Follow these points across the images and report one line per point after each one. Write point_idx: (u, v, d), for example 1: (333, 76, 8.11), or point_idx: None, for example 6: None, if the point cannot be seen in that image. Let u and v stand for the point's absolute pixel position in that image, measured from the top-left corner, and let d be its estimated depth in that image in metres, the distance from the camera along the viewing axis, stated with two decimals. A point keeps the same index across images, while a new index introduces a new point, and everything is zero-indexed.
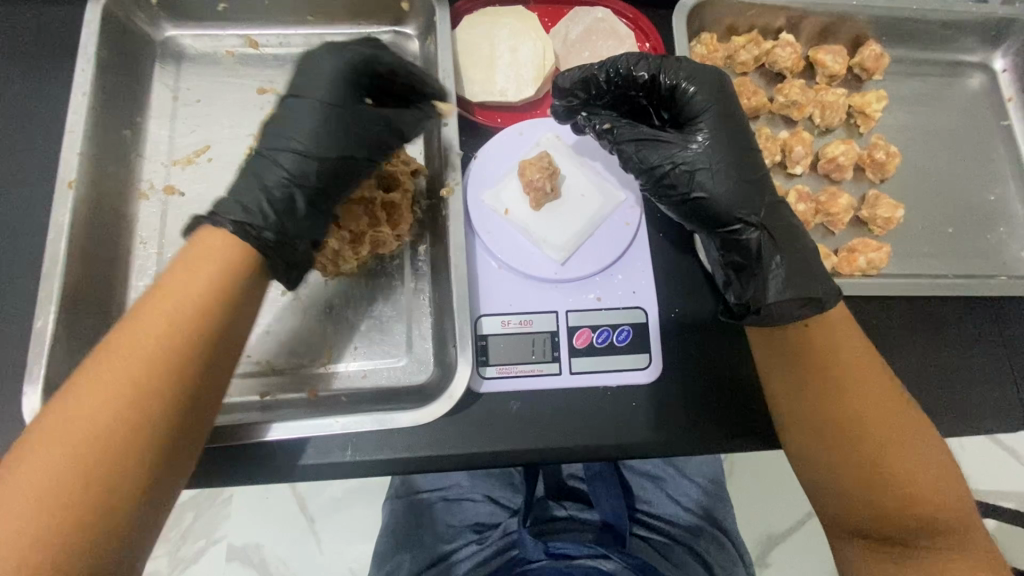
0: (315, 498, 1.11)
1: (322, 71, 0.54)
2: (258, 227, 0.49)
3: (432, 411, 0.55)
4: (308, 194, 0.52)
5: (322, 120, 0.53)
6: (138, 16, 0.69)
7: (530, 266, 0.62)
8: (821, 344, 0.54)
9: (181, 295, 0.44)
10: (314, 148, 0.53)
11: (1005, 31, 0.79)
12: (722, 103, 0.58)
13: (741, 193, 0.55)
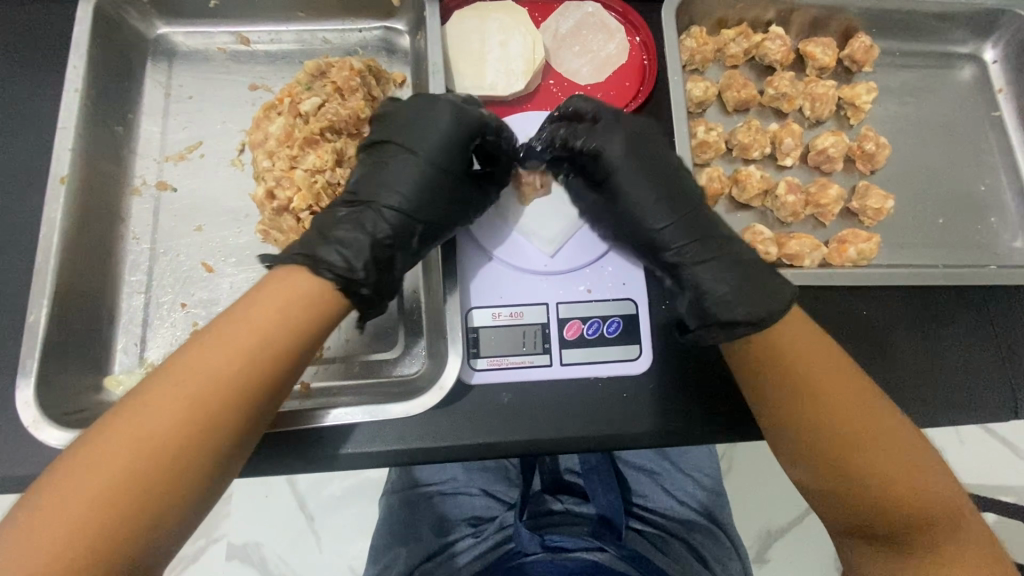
0: (315, 495, 1.11)
1: (439, 122, 0.56)
2: (360, 283, 0.50)
3: (423, 402, 0.56)
4: (406, 247, 0.54)
5: (428, 175, 0.55)
6: (130, 13, 0.69)
7: (519, 259, 0.63)
8: (790, 349, 0.52)
9: (264, 312, 0.46)
10: (418, 202, 0.54)
11: (994, 22, 0.79)
12: (637, 156, 0.57)
13: (664, 237, 0.56)
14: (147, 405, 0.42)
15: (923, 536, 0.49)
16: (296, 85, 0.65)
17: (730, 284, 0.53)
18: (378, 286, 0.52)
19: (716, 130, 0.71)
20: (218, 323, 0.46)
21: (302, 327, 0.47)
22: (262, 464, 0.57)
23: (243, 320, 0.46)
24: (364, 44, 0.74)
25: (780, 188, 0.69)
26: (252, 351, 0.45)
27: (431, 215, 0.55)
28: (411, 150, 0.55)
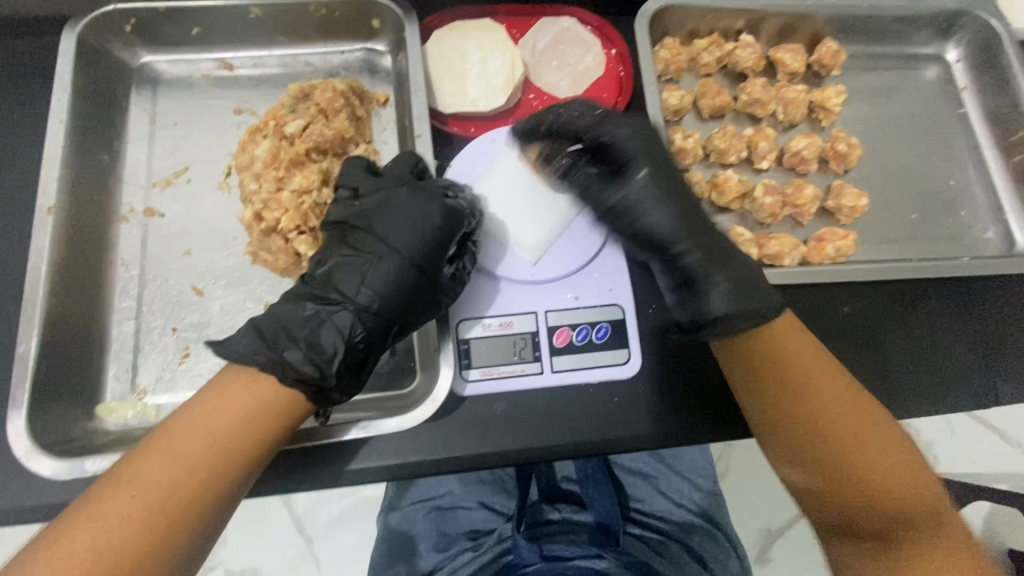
0: (315, 515, 1.10)
1: (429, 228, 0.56)
2: (332, 389, 0.51)
3: (418, 415, 0.56)
4: (379, 353, 0.55)
5: (413, 279, 0.55)
6: (114, 43, 0.70)
7: (505, 269, 0.63)
8: (768, 344, 0.56)
9: (226, 415, 0.47)
10: (398, 310, 0.54)
11: (953, 23, 0.83)
12: (649, 148, 0.65)
13: (678, 222, 0.62)
14: (102, 512, 0.43)
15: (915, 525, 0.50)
16: (281, 108, 0.67)
17: (723, 267, 0.60)
18: (348, 394, 0.53)
19: (693, 137, 0.73)
20: (177, 428, 0.47)
21: (265, 424, 0.48)
22: (259, 485, 0.57)
23: (205, 423, 0.47)
24: (346, 66, 0.75)
25: (757, 191, 0.71)
26: (216, 454, 0.46)
27: (409, 323, 0.56)
28: (394, 252, 0.55)
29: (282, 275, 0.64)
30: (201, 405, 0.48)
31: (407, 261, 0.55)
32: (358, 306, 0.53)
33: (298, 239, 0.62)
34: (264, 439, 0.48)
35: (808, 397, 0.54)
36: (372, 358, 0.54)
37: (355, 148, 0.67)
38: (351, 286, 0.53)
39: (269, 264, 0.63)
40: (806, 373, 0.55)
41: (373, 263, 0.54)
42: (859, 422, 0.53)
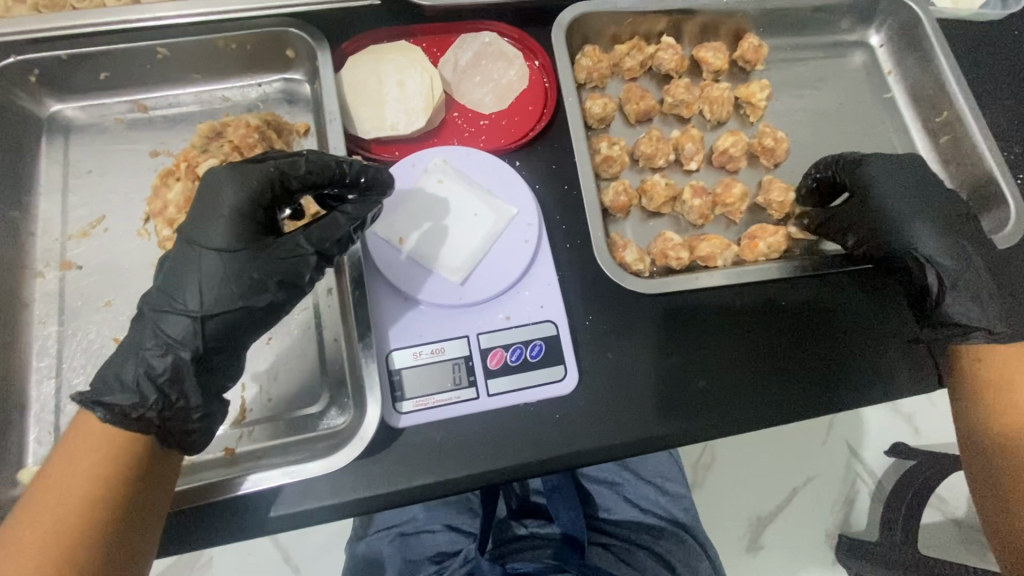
0: (300, 545, 1.09)
1: (222, 208, 0.52)
2: (140, 407, 0.47)
3: (344, 456, 0.56)
4: (194, 352, 0.49)
5: (218, 268, 0.51)
6: (20, 94, 0.68)
7: (433, 295, 0.62)
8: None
9: (86, 456, 0.46)
10: (207, 303, 0.50)
11: (874, 9, 0.83)
12: (887, 175, 0.68)
13: (935, 238, 0.64)
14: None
15: None
16: (192, 148, 0.66)
17: (948, 262, 0.63)
18: (172, 405, 0.49)
19: (619, 145, 0.72)
20: (39, 485, 0.46)
21: (121, 466, 0.47)
22: (199, 537, 0.56)
23: (67, 469, 0.46)
24: (264, 98, 0.74)
25: (685, 194, 0.71)
26: (86, 494, 0.45)
27: (226, 313, 0.50)
28: (197, 246, 0.51)
29: None
30: (56, 459, 0.47)
31: (207, 248, 0.51)
32: (165, 309, 0.50)
33: None
34: (126, 479, 0.47)
35: None
36: (188, 358, 0.49)
37: None
38: (156, 291, 0.51)
39: None
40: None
41: (173, 260, 0.51)
42: None
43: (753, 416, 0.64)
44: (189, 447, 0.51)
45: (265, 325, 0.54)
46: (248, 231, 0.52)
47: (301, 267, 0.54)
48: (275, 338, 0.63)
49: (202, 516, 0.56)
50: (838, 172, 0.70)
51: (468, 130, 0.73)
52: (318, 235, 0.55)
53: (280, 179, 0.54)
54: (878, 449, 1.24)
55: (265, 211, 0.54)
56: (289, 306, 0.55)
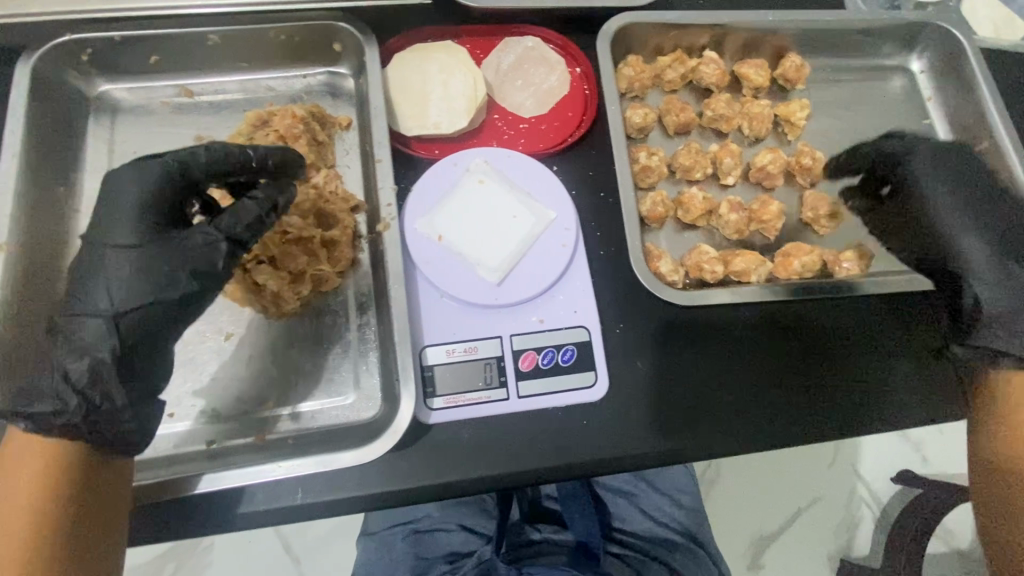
0: (302, 536, 1.09)
1: (127, 209, 0.54)
2: (62, 412, 0.48)
3: (374, 450, 0.56)
4: (111, 350, 0.50)
5: (127, 265, 0.52)
6: (71, 73, 0.69)
7: (470, 294, 0.63)
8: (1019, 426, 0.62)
9: (28, 464, 0.49)
10: (117, 302, 0.51)
11: (918, 34, 0.83)
12: (959, 164, 0.74)
13: (974, 236, 0.70)
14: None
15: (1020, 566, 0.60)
16: (240, 135, 0.68)
17: (993, 271, 0.68)
18: (95, 406, 0.49)
19: (657, 155, 0.73)
20: None
21: (59, 468, 0.49)
22: (228, 521, 0.56)
23: (14, 480, 0.48)
24: (309, 89, 0.75)
25: (722, 208, 0.71)
26: (34, 498, 0.48)
27: (138, 308, 0.51)
28: (105, 247, 0.53)
29: (268, 317, 0.63)
30: (3, 468, 0.49)
31: (113, 249, 0.53)
32: (77, 315, 0.51)
33: (302, 280, 0.63)
34: (64, 479, 0.49)
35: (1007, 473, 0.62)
36: (101, 356, 0.49)
37: (316, 173, 0.67)
38: (70, 301, 0.52)
39: (260, 308, 0.63)
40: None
41: (85, 264, 0.53)
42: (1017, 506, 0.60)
43: (783, 434, 0.64)
44: (124, 447, 0.51)
45: (187, 315, 0.54)
46: (154, 229, 0.54)
47: (215, 255, 0.53)
48: (308, 327, 0.64)
49: (233, 499, 0.56)
50: (886, 168, 0.75)
51: (508, 132, 0.73)
52: (227, 223, 0.54)
53: (178, 172, 0.55)
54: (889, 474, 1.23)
55: (167, 208, 0.55)
56: (210, 295, 0.55)
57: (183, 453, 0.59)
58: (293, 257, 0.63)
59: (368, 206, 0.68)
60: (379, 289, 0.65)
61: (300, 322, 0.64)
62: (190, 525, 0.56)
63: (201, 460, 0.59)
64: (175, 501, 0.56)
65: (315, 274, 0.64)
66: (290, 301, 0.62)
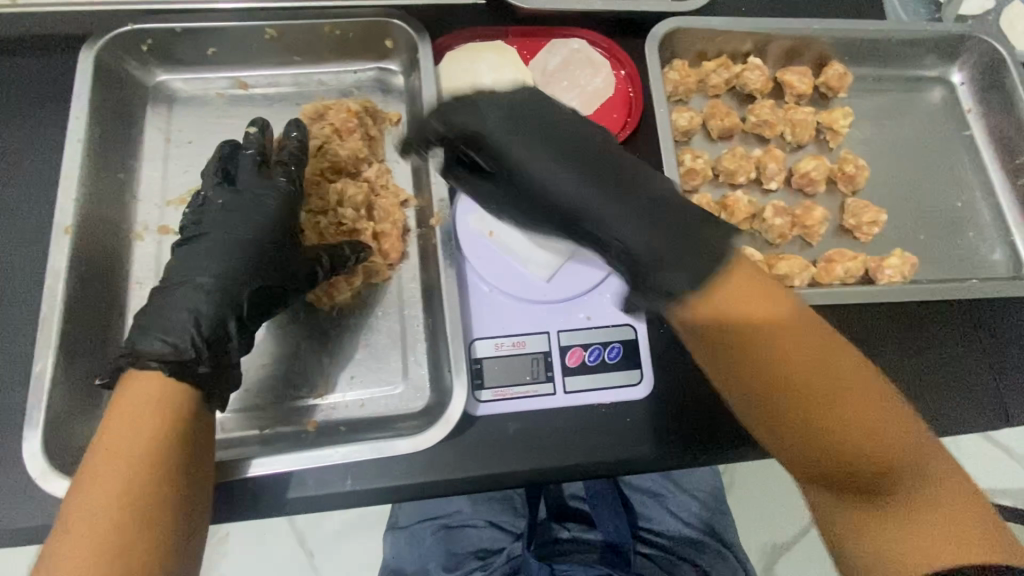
0: (316, 531, 1.08)
1: (242, 196, 0.59)
2: (193, 363, 0.50)
3: (430, 437, 0.56)
4: (238, 320, 0.55)
5: (258, 245, 0.58)
6: (131, 62, 0.70)
7: (519, 289, 0.64)
8: (783, 354, 0.40)
9: (144, 415, 0.46)
10: (247, 276, 0.56)
11: (960, 47, 0.83)
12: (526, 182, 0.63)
13: None
14: (64, 552, 0.41)
15: (896, 484, 0.42)
16: None
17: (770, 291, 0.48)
18: (220, 361, 0.53)
19: (702, 158, 0.74)
20: (101, 445, 0.45)
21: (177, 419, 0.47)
22: (279, 505, 0.57)
23: (130, 428, 0.45)
24: (359, 85, 0.76)
25: (766, 212, 0.72)
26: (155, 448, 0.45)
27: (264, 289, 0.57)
28: (241, 224, 0.58)
29: (319, 305, 0.64)
30: (112, 419, 0.46)
31: (250, 225, 0.58)
32: (207, 276, 0.55)
33: (355, 272, 0.64)
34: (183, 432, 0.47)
35: (788, 381, 0.40)
36: (229, 318, 0.54)
37: (368, 167, 0.68)
38: (182, 269, 0.56)
39: (312, 296, 0.64)
40: (828, 349, 0.41)
41: (217, 233, 0.57)
42: (835, 366, 0.40)
43: None
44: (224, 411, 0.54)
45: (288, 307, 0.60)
46: (265, 214, 0.59)
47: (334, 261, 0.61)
48: (357, 317, 0.65)
49: (285, 484, 0.57)
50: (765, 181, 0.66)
51: None
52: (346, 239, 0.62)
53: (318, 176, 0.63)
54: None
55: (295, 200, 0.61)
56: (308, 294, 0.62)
57: (235, 438, 0.60)
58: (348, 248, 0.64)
59: (419, 201, 0.69)
60: (428, 282, 0.66)
61: (351, 313, 0.65)
62: (242, 508, 0.57)
63: (254, 444, 0.60)
64: (230, 484, 0.57)
65: (367, 267, 0.65)
66: (342, 290, 0.64)
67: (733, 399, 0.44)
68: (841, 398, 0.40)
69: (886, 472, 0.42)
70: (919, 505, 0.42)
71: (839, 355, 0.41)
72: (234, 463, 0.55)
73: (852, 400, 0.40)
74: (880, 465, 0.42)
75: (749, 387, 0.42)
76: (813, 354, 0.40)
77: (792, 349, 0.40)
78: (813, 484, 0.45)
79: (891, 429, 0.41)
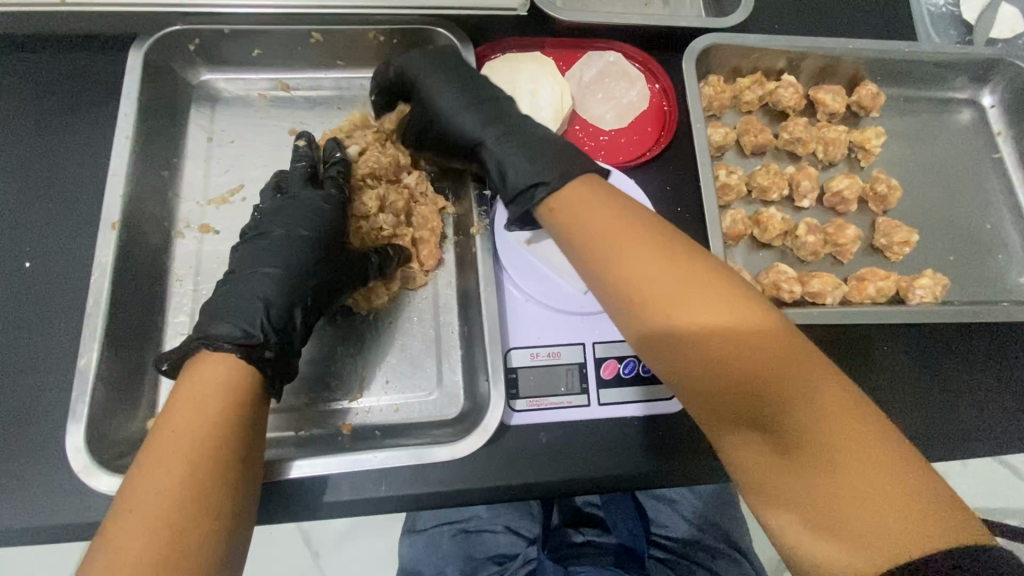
0: (323, 529, 1.07)
1: (306, 195, 0.61)
2: (262, 346, 0.51)
3: (467, 445, 0.56)
4: (304, 307, 0.56)
5: (311, 241, 0.59)
6: (177, 61, 0.71)
7: (556, 299, 0.64)
8: (692, 336, 0.43)
9: (215, 388, 0.47)
10: (306, 269, 0.57)
11: (993, 70, 0.83)
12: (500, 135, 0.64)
13: None
14: (133, 508, 0.41)
15: (809, 458, 0.40)
16: (339, 131, 0.70)
17: None
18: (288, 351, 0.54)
19: (736, 174, 0.75)
20: (178, 407, 0.46)
21: (247, 398, 0.48)
22: (314, 508, 0.57)
23: (204, 395, 0.46)
24: None
25: (800, 229, 0.72)
26: (226, 419, 0.46)
27: (324, 277, 0.58)
28: (298, 223, 0.59)
29: (357, 309, 0.65)
30: (192, 384, 0.47)
31: (303, 223, 0.59)
32: (270, 270, 0.56)
33: (393, 277, 0.65)
34: (250, 410, 0.48)
35: (694, 350, 0.43)
36: (298, 310, 0.56)
37: (409, 173, 0.69)
38: (249, 263, 0.57)
39: (351, 300, 0.64)
40: (739, 329, 0.43)
41: (274, 233, 0.59)
42: (742, 335, 0.42)
43: None
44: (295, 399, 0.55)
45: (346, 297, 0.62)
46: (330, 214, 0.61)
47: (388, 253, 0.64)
48: (393, 322, 0.66)
49: (321, 485, 0.58)
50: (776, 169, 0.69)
51: (589, 144, 0.75)
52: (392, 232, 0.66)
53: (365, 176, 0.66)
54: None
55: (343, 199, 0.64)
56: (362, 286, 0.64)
57: (269, 438, 0.61)
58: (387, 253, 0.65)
59: (456, 208, 0.70)
60: (464, 289, 0.67)
61: (387, 317, 0.66)
62: (277, 509, 0.57)
63: (289, 445, 0.60)
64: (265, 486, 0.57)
65: (406, 273, 0.66)
66: (380, 294, 0.64)
67: (653, 364, 0.47)
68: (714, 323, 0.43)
69: (792, 440, 0.41)
70: (830, 441, 0.40)
71: (754, 334, 0.42)
72: (270, 464, 0.55)
73: (753, 356, 0.42)
74: (758, 393, 0.42)
75: (677, 375, 0.45)
76: (726, 331, 0.43)
77: (658, 284, 0.44)
78: (735, 430, 0.44)
79: (796, 397, 0.41)
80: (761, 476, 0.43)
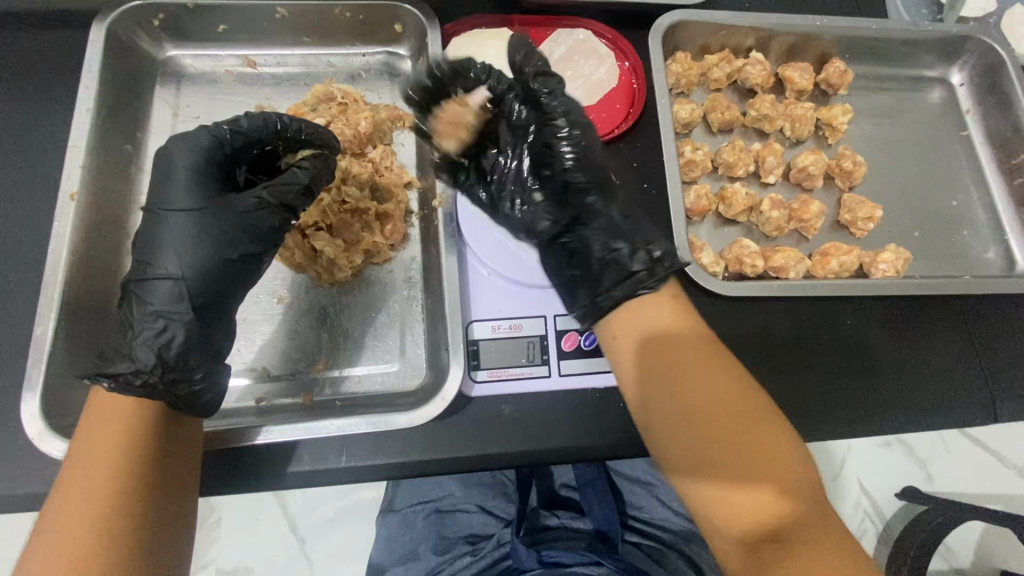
0: (307, 517, 1.02)
1: (177, 172, 0.54)
2: (141, 373, 0.48)
3: (428, 412, 0.58)
4: (186, 314, 0.51)
5: (185, 226, 0.53)
6: (142, 36, 0.70)
7: (517, 272, 0.65)
8: (741, 415, 0.52)
9: (119, 412, 0.49)
10: (185, 264, 0.52)
11: (961, 49, 0.84)
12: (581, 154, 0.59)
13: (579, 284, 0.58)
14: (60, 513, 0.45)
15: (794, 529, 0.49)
16: (303, 105, 0.71)
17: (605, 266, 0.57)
18: (171, 368, 0.49)
19: (702, 150, 0.75)
20: (92, 427, 0.48)
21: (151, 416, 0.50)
22: (272, 477, 0.58)
23: (110, 416, 0.48)
24: (366, 68, 0.77)
25: (764, 205, 0.73)
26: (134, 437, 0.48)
27: (204, 270, 0.52)
28: (170, 211, 0.53)
29: (319, 284, 0.66)
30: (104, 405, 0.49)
31: (172, 212, 0.53)
32: (147, 278, 0.51)
33: (356, 249, 0.65)
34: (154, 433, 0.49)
35: (736, 425, 0.52)
36: (184, 320, 0.51)
37: (372, 148, 0.70)
38: (137, 261, 0.53)
39: (313, 274, 0.65)
40: (769, 426, 0.53)
41: (147, 230, 0.53)
42: (773, 428, 0.53)
43: (817, 429, 0.65)
44: (201, 406, 0.52)
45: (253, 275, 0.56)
46: (210, 189, 0.55)
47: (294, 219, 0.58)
48: (356, 296, 0.66)
49: (280, 455, 0.58)
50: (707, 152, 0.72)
51: None
52: (279, 190, 0.56)
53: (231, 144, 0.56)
54: (889, 490, 1.07)
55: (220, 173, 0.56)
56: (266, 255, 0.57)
57: (231, 407, 0.61)
58: (351, 228, 0.65)
59: (421, 183, 0.71)
60: (427, 264, 0.67)
61: (350, 292, 0.66)
62: (235, 479, 0.57)
63: (249, 415, 0.61)
64: (225, 457, 0.58)
65: (369, 246, 0.66)
66: (342, 268, 0.64)
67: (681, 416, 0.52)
68: (746, 438, 0.51)
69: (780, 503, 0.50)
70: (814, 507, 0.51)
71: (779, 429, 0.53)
72: (231, 432, 0.56)
73: (778, 448, 0.52)
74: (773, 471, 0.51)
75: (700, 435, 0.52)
76: (766, 428, 0.52)
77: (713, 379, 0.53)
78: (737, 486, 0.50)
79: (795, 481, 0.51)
80: (734, 516, 0.50)
